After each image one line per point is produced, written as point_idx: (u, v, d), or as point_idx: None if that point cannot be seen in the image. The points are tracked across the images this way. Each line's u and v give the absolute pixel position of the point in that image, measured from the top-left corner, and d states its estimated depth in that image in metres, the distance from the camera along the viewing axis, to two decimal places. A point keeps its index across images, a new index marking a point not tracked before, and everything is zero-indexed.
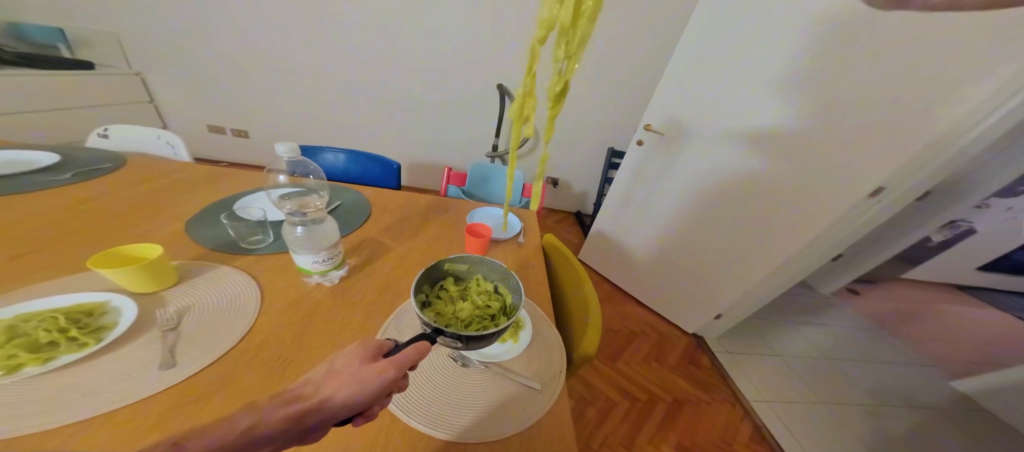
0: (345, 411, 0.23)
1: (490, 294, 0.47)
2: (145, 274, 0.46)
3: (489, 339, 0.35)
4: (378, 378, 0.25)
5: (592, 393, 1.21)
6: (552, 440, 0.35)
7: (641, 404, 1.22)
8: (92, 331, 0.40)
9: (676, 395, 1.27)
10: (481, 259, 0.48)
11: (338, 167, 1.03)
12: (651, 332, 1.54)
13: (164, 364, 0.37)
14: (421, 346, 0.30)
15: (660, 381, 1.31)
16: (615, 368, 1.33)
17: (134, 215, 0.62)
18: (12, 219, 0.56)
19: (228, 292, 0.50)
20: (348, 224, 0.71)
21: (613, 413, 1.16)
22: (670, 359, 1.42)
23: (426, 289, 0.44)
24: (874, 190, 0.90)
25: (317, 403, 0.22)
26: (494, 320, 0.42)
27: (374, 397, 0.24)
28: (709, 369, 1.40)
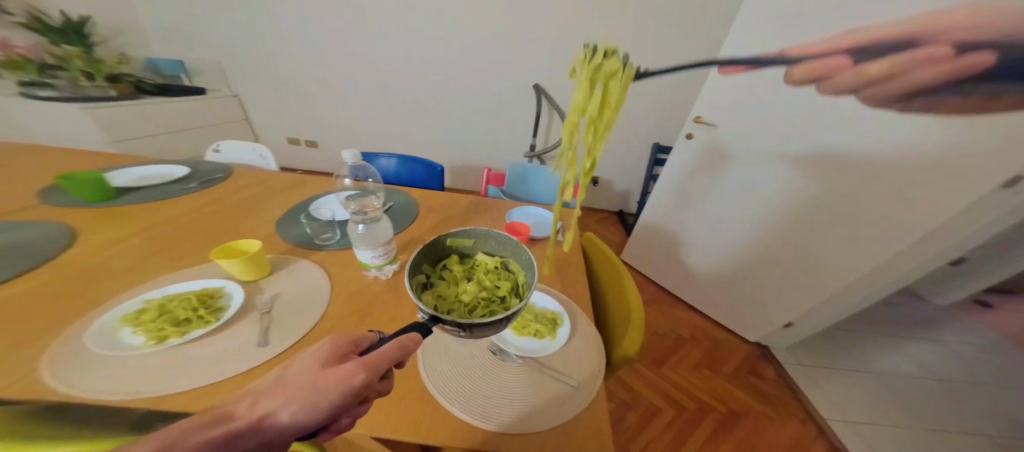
0: (290, 426, 0.24)
1: (498, 273, 0.45)
2: (249, 265, 0.55)
3: (490, 329, 0.33)
4: (330, 393, 0.25)
5: (633, 398, 1.16)
6: (588, 439, 0.35)
7: (688, 413, 1.13)
8: (213, 311, 0.49)
9: (733, 407, 1.15)
10: (487, 233, 0.45)
11: (390, 171, 1.13)
12: (702, 338, 1.42)
13: (261, 342, 0.45)
14: (404, 344, 0.29)
15: (713, 391, 1.20)
16: (660, 374, 1.25)
17: (239, 217, 0.75)
18: (162, 220, 0.72)
19: (309, 283, 0.58)
20: (400, 223, 0.77)
21: (657, 419, 1.10)
22: (725, 368, 1.29)
23: (427, 269, 0.44)
24: (1010, 179, 0.71)
25: (257, 423, 0.23)
26: (502, 302, 0.41)
27: (322, 413, 0.25)
28: (773, 381, 1.25)
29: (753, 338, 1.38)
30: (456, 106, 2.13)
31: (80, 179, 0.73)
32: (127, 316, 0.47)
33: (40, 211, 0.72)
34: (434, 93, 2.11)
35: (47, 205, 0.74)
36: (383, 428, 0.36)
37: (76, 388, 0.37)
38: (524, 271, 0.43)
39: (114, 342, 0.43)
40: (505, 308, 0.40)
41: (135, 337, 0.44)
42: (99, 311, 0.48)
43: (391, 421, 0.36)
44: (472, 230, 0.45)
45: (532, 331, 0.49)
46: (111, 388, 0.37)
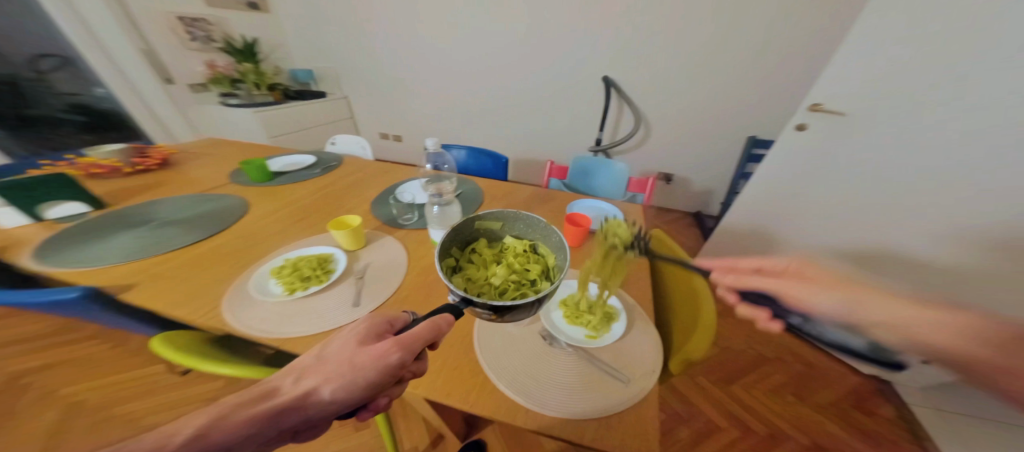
0: (327, 405, 0.28)
1: (526, 255, 0.46)
2: (351, 237, 0.69)
3: (522, 312, 0.35)
4: (357, 379, 0.28)
5: (689, 411, 1.04)
6: (635, 435, 0.34)
7: (757, 438, 0.97)
8: (325, 272, 0.63)
9: (819, 442, 0.96)
10: (514, 216, 0.46)
11: (461, 162, 1.23)
12: (791, 360, 1.18)
13: (354, 303, 0.56)
14: (434, 327, 0.31)
15: (797, 423, 1.00)
16: (731, 395, 1.08)
17: (345, 197, 0.93)
18: (296, 197, 0.94)
19: (393, 256, 0.69)
20: (468, 208, 0.84)
21: (716, 439, 0.97)
22: (816, 398, 1.07)
23: (454, 252, 0.45)
24: None
25: (300, 401, 0.28)
26: (534, 284, 0.43)
27: (351, 396, 0.28)
28: (888, 422, 1.01)
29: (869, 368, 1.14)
30: (524, 99, 2.18)
31: (251, 164, 1.00)
32: (274, 270, 0.63)
33: (229, 187, 1.01)
34: (505, 87, 2.20)
35: (233, 183, 1.03)
36: (442, 387, 0.41)
37: (240, 323, 0.51)
38: (554, 254, 0.44)
39: (266, 289, 0.59)
40: (535, 290, 0.42)
41: (277, 287, 0.59)
42: (259, 265, 0.66)
43: (446, 383, 0.41)
44: (500, 213, 0.46)
45: (583, 322, 0.50)
46: (256, 327, 0.50)
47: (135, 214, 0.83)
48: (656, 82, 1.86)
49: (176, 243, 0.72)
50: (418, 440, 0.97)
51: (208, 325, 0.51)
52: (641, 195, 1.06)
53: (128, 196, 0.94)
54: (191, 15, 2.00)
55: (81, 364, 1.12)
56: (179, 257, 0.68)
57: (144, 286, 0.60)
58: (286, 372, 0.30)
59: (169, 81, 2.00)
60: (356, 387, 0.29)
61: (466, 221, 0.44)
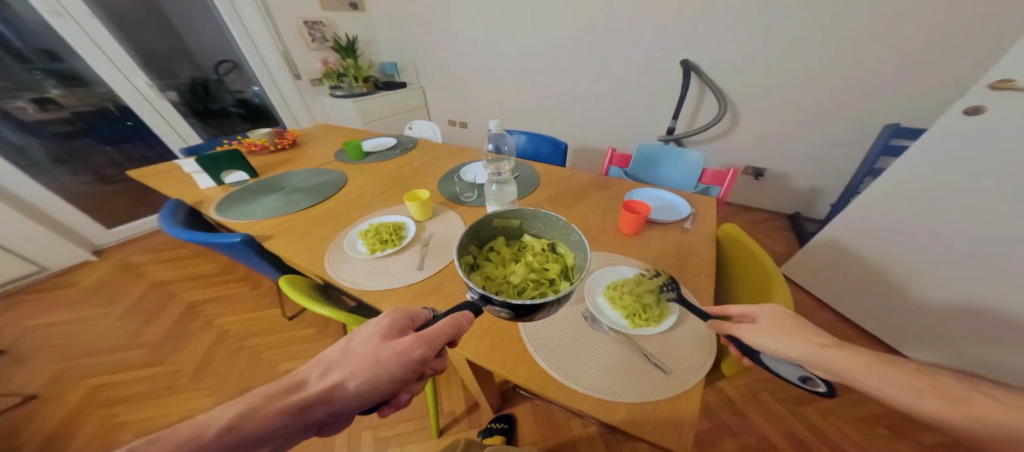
0: (352, 402, 0.29)
1: (545, 255, 0.47)
2: (421, 208, 0.78)
3: (541, 313, 0.35)
4: (382, 371, 0.30)
5: (744, 431, 0.94)
6: (669, 426, 0.34)
7: None
8: (398, 238, 0.73)
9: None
10: (535, 214, 0.48)
11: (521, 146, 1.26)
12: None
13: (420, 266, 0.64)
14: (459, 320, 0.33)
15: None
16: (803, 421, 0.94)
17: (416, 176, 1.05)
18: (380, 174, 1.11)
19: (453, 229, 0.76)
20: (523, 190, 0.87)
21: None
22: (922, 438, 0.89)
23: (474, 250, 0.46)
24: None
25: (327, 396, 0.28)
26: (552, 284, 0.43)
27: (377, 388, 0.30)
28: None
29: None
30: (590, 85, 2.10)
31: (349, 145, 1.20)
32: (362, 232, 0.76)
33: (332, 163, 1.24)
34: (570, 73, 2.14)
35: (336, 161, 1.25)
36: (488, 347, 0.46)
37: (340, 273, 0.65)
38: (574, 253, 0.45)
39: (355, 248, 0.72)
40: (555, 291, 0.41)
41: (363, 247, 0.72)
42: (350, 228, 0.81)
43: (489, 347, 0.46)
44: (520, 212, 0.48)
45: (625, 308, 0.47)
46: (348, 279, 0.63)
47: (275, 182, 1.09)
48: (754, 56, 1.54)
49: (298, 206, 0.93)
50: (456, 404, 1.08)
51: (315, 272, 0.66)
52: (718, 187, 0.93)
53: (268, 169, 1.24)
54: (312, 19, 2.42)
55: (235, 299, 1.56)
56: (300, 217, 0.88)
57: (280, 237, 0.79)
58: (312, 367, 0.31)
59: (297, 77, 2.50)
60: (382, 380, 0.30)
61: (487, 219, 0.46)
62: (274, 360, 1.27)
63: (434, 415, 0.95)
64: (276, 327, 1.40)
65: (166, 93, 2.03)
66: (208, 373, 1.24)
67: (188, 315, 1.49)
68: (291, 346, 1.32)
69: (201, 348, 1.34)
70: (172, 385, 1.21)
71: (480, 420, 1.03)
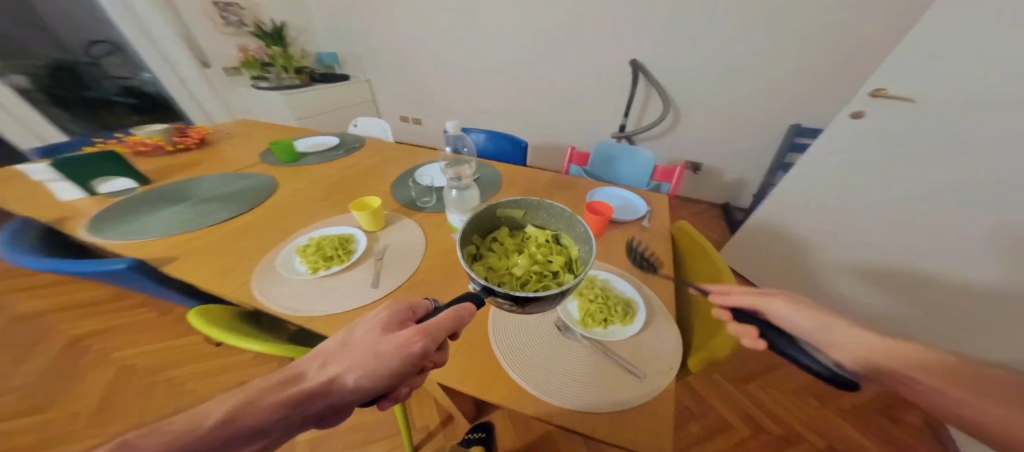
0: (350, 395, 0.26)
1: (548, 247, 0.44)
2: (372, 218, 0.70)
3: (546, 306, 0.32)
4: (385, 362, 0.27)
5: (701, 409, 1.04)
6: (645, 432, 0.33)
7: (774, 441, 0.96)
8: (347, 253, 0.64)
9: (833, 441, 0.96)
10: (539, 205, 0.44)
11: (480, 145, 1.21)
12: None
13: (373, 284, 0.57)
14: (460, 311, 0.30)
15: (822, 427, 0.99)
16: (746, 394, 1.07)
17: (367, 180, 0.95)
18: (323, 177, 0.97)
19: (410, 239, 0.69)
20: (485, 192, 0.84)
21: (726, 437, 0.97)
22: (838, 401, 1.05)
23: (476, 239, 0.43)
24: None
25: (324, 387, 0.26)
26: (555, 276, 0.40)
27: (379, 379, 0.27)
28: (917, 431, 0.98)
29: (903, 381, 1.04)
30: (546, 83, 2.12)
31: (279, 145, 1.03)
32: (299, 248, 0.66)
33: (258, 166, 1.06)
34: (525, 72, 2.14)
35: (264, 162, 1.08)
36: (463, 364, 0.42)
37: (277, 296, 0.55)
38: (578, 245, 0.43)
39: (292, 267, 0.62)
40: (559, 283, 0.39)
41: (301, 265, 0.62)
42: (285, 242, 0.70)
43: (462, 362, 0.43)
44: (523, 202, 0.44)
45: (599, 319, 0.47)
46: (287, 302, 0.54)
47: (182, 189, 0.90)
48: (690, 63, 1.71)
49: (213, 219, 0.77)
50: (429, 419, 1.02)
51: (239, 299, 0.55)
52: (665, 185, 1.01)
53: (169, 173, 1.01)
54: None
55: (135, 330, 1.26)
56: (216, 232, 0.73)
57: (184, 260, 0.64)
58: (310, 359, 0.29)
59: (206, 65, 2.09)
60: (380, 376, 0.27)
61: (488, 208, 0.43)
62: (195, 399, 1.05)
63: (407, 436, 0.87)
64: (194, 359, 1.16)
65: (7, 76, 1.59)
66: (94, 427, 0.98)
67: (61, 359, 1.16)
68: (214, 381, 1.10)
69: (85, 394, 1.06)
70: (44, 443, 0.93)
71: (456, 431, 0.99)
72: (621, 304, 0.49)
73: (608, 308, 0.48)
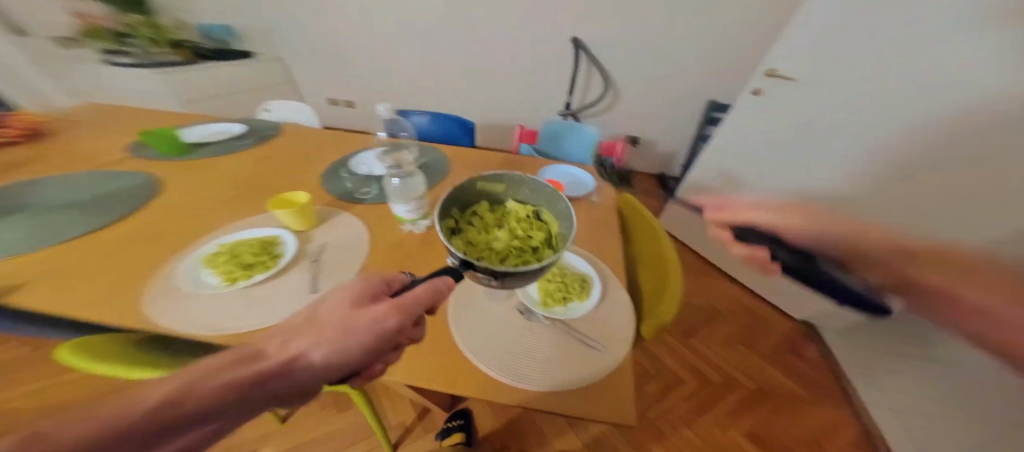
0: (318, 373, 0.24)
1: (529, 223, 0.43)
2: (300, 215, 0.60)
3: (525, 280, 0.30)
4: (358, 339, 0.26)
5: (655, 367, 1.10)
6: (611, 403, 0.36)
7: (712, 387, 1.06)
8: (272, 257, 0.55)
9: (762, 385, 1.06)
10: (522, 179, 0.41)
11: (423, 128, 1.12)
12: (741, 312, 1.27)
13: (311, 289, 0.50)
14: (436, 287, 0.29)
15: (749, 369, 1.10)
16: (688, 347, 1.16)
17: (288, 172, 0.81)
18: (228, 172, 0.80)
19: (351, 234, 0.62)
20: (434, 178, 0.78)
21: (676, 391, 1.04)
22: (761, 346, 1.17)
23: (456, 213, 0.40)
24: None
25: (289, 365, 0.23)
26: (535, 253, 0.39)
27: (350, 357, 0.26)
28: (818, 363, 1.13)
29: (798, 314, 1.24)
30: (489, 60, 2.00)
31: (159, 135, 0.82)
32: (207, 259, 0.55)
33: (133, 163, 0.83)
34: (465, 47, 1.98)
35: (138, 158, 0.84)
36: (427, 363, 0.40)
37: (184, 317, 0.45)
38: (559, 222, 0.40)
39: (200, 280, 0.51)
40: (539, 259, 0.37)
41: (213, 277, 0.52)
42: (185, 254, 0.57)
43: (423, 365, 0.40)
44: (506, 175, 0.41)
45: (559, 297, 0.49)
46: (198, 324, 0.45)
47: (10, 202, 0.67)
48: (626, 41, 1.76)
49: (68, 236, 0.59)
50: (405, 414, 0.99)
51: (130, 324, 0.44)
52: (609, 160, 1.07)
53: None
54: None
55: None
56: (78, 251, 0.57)
57: (27, 292, 0.49)
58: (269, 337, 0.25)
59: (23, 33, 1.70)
60: (352, 353, 0.26)
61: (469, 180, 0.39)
62: None
63: (383, 435, 0.83)
64: None
65: None
66: None
67: None
68: None
69: None
70: None
71: (435, 421, 0.97)
72: (577, 279, 0.52)
73: (565, 284, 0.51)
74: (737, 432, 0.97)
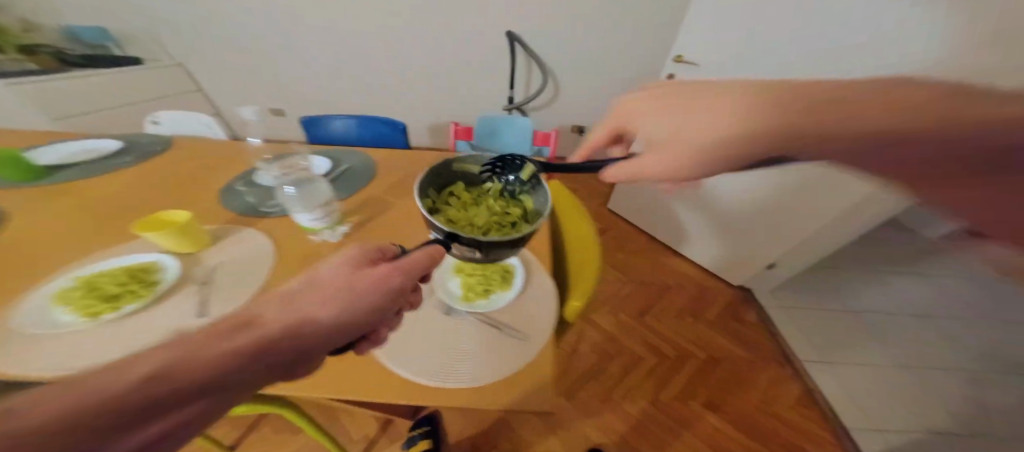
0: (332, 335, 0.23)
1: (508, 200, 0.41)
2: (181, 235, 0.50)
3: (509, 248, 0.31)
4: (366, 298, 0.25)
5: (616, 348, 1.09)
6: (530, 391, 0.35)
7: (670, 361, 1.07)
8: (147, 284, 0.45)
9: (713, 353, 1.09)
10: (499, 156, 0.40)
11: (349, 133, 1.04)
12: (688, 284, 1.30)
13: (198, 315, 0.42)
14: (432, 254, 0.29)
15: (700, 339, 1.13)
16: (645, 325, 1.16)
17: (178, 189, 0.69)
18: (94, 196, 0.66)
19: (252, 248, 0.53)
20: (356, 182, 0.71)
21: (638, 370, 1.04)
22: (707, 314, 1.20)
23: (432, 194, 0.38)
24: None
25: (296, 328, 0.21)
26: (516, 227, 0.37)
27: (360, 318, 0.24)
28: (755, 325, 1.18)
29: (737, 281, 1.28)
30: None
31: None
32: (55, 296, 0.43)
33: None
34: None
35: None
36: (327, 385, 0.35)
37: (12, 367, 0.35)
38: (536, 195, 0.39)
39: (47, 320, 0.40)
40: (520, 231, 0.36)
41: (64, 316, 0.41)
42: (24, 295, 0.45)
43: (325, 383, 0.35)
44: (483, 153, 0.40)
45: (480, 290, 0.46)
46: (42, 373, 0.35)
47: None
48: None
49: None
50: (369, 425, 0.90)
51: None
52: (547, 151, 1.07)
53: None
54: None
55: None
56: None
57: None
58: (262, 304, 0.22)
59: None
60: (360, 313, 0.24)
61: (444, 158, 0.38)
62: None
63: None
64: None
65: None
66: None
67: None
68: None
69: None
70: None
71: (400, 430, 0.90)
72: (500, 268, 0.50)
73: (486, 276, 0.48)
74: (694, 403, 0.98)
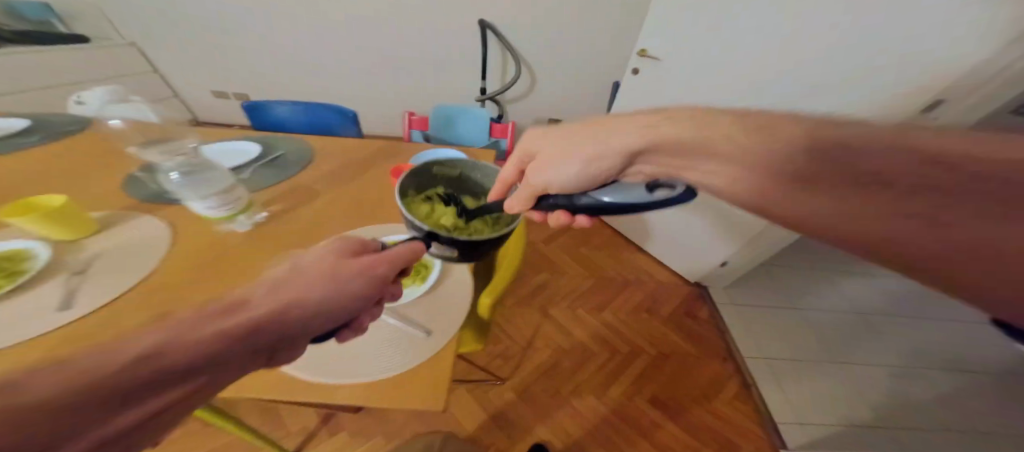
0: (316, 321, 0.22)
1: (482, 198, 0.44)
2: (56, 223, 0.46)
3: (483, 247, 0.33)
4: (352, 286, 0.24)
5: (571, 343, 1.08)
6: (421, 389, 0.34)
7: (622, 356, 1.06)
8: (7, 275, 0.42)
9: (664, 349, 1.09)
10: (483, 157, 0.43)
11: (293, 119, 0.98)
12: (648, 280, 1.29)
13: (60, 307, 0.39)
14: (415, 247, 0.29)
15: (653, 335, 1.13)
16: (602, 321, 1.15)
17: (80, 172, 0.63)
18: None
19: (146, 236, 0.50)
20: (283, 170, 0.66)
21: (589, 366, 1.03)
22: (663, 310, 1.20)
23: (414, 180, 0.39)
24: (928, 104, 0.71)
25: (279, 313, 0.20)
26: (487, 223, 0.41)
27: (346, 305, 0.23)
28: (706, 322, 1.18)
29: (693, 277, 1.28)
30: None
31: None
32: None
33: None
34: None
35: None
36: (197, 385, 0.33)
37: None
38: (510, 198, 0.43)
39: None
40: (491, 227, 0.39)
41: None
42: None
43: None
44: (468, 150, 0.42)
45: None
46: None
47: None
48: None
49: None
50: (307, 417, 0.86)
51: None
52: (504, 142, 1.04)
53: None
54: None
55: None
56: None
57: None
58: (250, 286, 0.21)
59: None
60: (346, 300, 0.24)
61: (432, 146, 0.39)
62: None
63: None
64: None
65: None
66: None
67: None
68: None
69: None
70: None
71: (343, 422, 0.86)
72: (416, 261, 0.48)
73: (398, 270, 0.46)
74: (640, 399, 0.98)
